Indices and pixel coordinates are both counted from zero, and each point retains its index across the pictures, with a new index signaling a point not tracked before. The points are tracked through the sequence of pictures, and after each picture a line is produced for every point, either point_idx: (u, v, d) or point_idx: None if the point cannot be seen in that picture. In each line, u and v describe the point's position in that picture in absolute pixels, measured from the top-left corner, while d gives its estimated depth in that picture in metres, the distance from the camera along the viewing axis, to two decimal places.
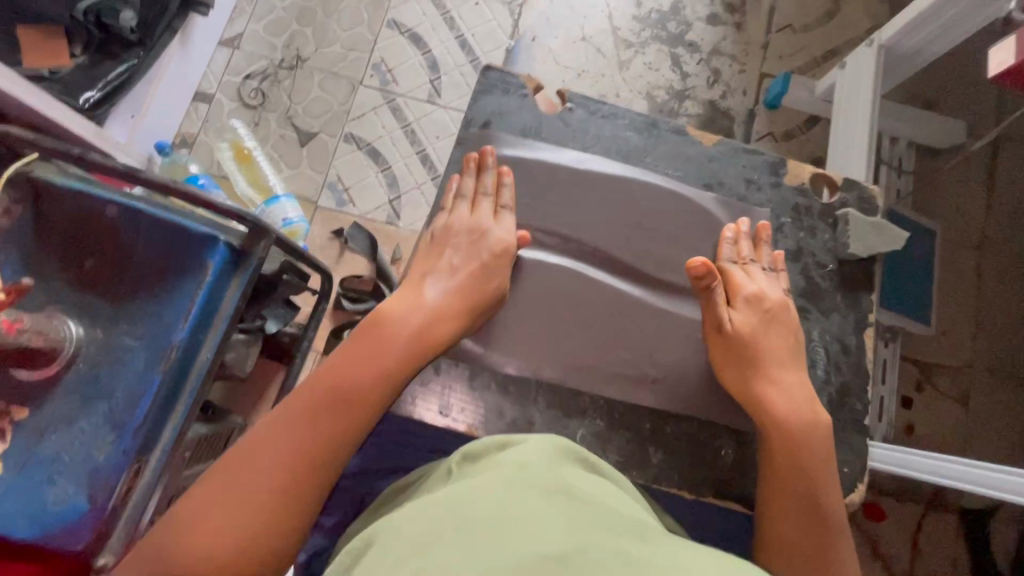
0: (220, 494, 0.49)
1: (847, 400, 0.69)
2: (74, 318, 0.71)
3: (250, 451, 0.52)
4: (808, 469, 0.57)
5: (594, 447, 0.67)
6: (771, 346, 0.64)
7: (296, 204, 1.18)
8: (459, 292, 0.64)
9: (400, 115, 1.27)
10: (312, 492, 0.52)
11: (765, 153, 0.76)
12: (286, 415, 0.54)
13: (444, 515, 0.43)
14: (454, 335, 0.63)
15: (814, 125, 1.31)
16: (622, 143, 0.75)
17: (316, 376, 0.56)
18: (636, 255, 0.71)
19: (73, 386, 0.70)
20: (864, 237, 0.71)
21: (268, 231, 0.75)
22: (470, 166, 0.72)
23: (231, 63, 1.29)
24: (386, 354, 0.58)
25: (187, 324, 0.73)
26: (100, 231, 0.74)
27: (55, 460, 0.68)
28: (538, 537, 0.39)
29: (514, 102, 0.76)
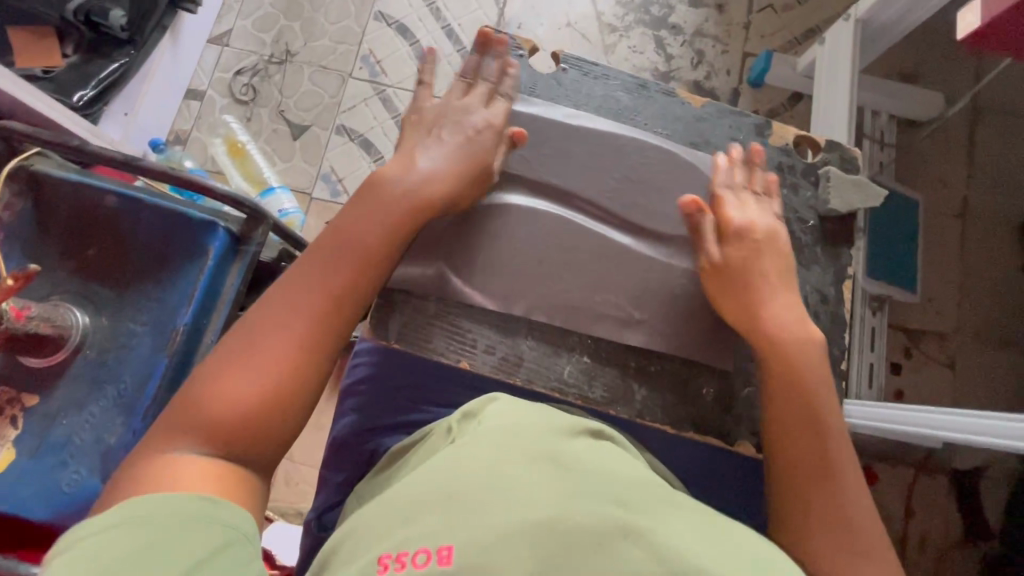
0: (239, 355, 0.50)
1: (828, 348, 0.72)
2: (79, 306, 0.73)
3: (262, 313, 0.52)
4: (801, 390, 0.56)
5: (580, 384, 0.70)
6: (762, 271, 0.63)
7: (291, 196, 1.19)
8: (449, 162, 0.64)
9: (390, 106, 1.29)
10: (327, 347, 0.53)
11: (751, 116, 0.78)
12: (292, 280, 0.54)
13: (435, 485, 0.45)
14: (449, 203, 0.64)
15: (798, 102, 1.34)
16: (613, 104, 0.77)
17: (320, 241, 0.56)
18: (624, 207, 0.73)
19: (81, 372, 0.72)
20: (844, 194, 0.74)
21: (265, 218, 0.77)
22: (482, 46, 0.72)
23: (220, 60, 1.30)
24: (387, 216, 0.58)
25: (191, 308, 0.74)
26: (101, 220, 0.75)
27: (67, 444, 0.70)
28: (528, 502, 0.41)
29: (510, 61, 0.77)
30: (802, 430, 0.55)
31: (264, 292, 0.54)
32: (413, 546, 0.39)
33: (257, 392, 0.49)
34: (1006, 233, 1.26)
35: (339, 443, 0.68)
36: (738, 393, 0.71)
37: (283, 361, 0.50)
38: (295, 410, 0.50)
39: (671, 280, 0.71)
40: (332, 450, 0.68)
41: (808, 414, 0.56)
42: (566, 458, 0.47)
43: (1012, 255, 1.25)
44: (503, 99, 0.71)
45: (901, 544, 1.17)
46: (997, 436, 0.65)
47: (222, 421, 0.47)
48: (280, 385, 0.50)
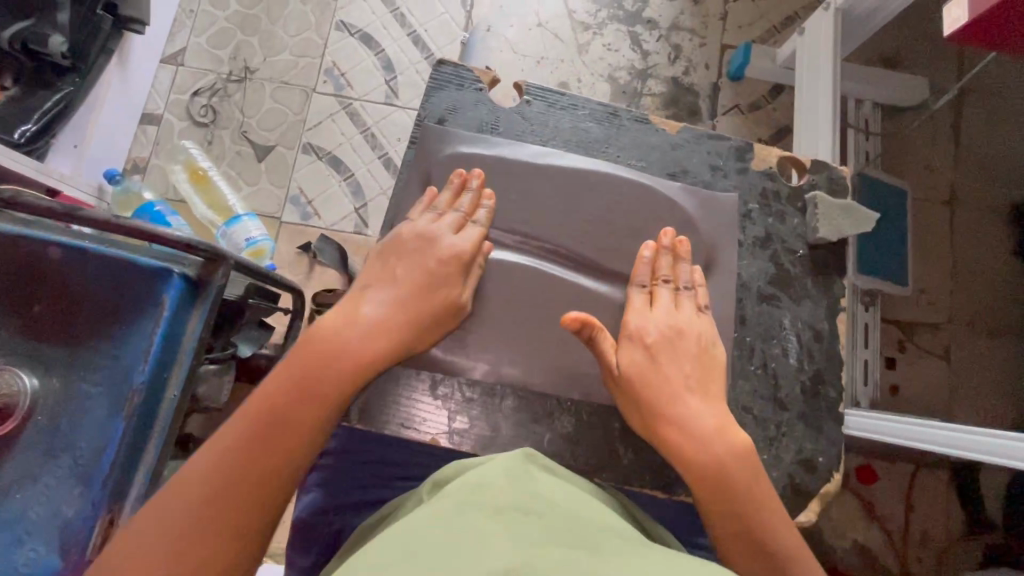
0: (147, 539, 0.47)
1: (823, 389, 0.69)
2: (27, 369, 0.68)
3: (188, 488, 0.49)
4: (740, 513, 0.55)
5: (562, 452, 0.65)
6: (671, 378, 0.61)
7: (259, 222, 1.13)
8: (402, 304, 0.61)
9: (358, 120, 1.23)
10: (255, 533, 0.50)
11: (730, 139, 0.74)
12: (225, 449, 0.51)
13: (398, 544, 0.41)
14: (404, 350, 0.60)
15: (779, 94, 1.30)
16: (581, 134, 0.73)
17: (252, 404, 0.54)
18: (599, 250, 0.69)
19: (33, 441, 0.67)
20: (831, 219, 0.70)
21: (225, 257, 0.71)
22: (453, 182, 0.67)
23: (176, 81, 1.23)
24: (325, 378, 0.56)
25: (147, 364, 0.69)
26: (45, 275, 0.70)
27: (21, 519, 0.66)
28: (487, 553, 0.38)
29: (468, 97, 0.73)
30: (752, 553, 0.54)
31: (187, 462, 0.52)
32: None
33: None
34: (997, 218, 1.24)
35: (303, 525, 0.65)
36: None
37: (201, 550, 0.47)
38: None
39: None
40: (295, 531, 0.65)
41: (748, 531, 0.55)
42: (531, 509, 0.45)
43: (1004, 241, 1.23)
44: (477, 221, 0.66)
45: (904, 542, 1.16)
46: (1002, 456, 0.64)
47: None
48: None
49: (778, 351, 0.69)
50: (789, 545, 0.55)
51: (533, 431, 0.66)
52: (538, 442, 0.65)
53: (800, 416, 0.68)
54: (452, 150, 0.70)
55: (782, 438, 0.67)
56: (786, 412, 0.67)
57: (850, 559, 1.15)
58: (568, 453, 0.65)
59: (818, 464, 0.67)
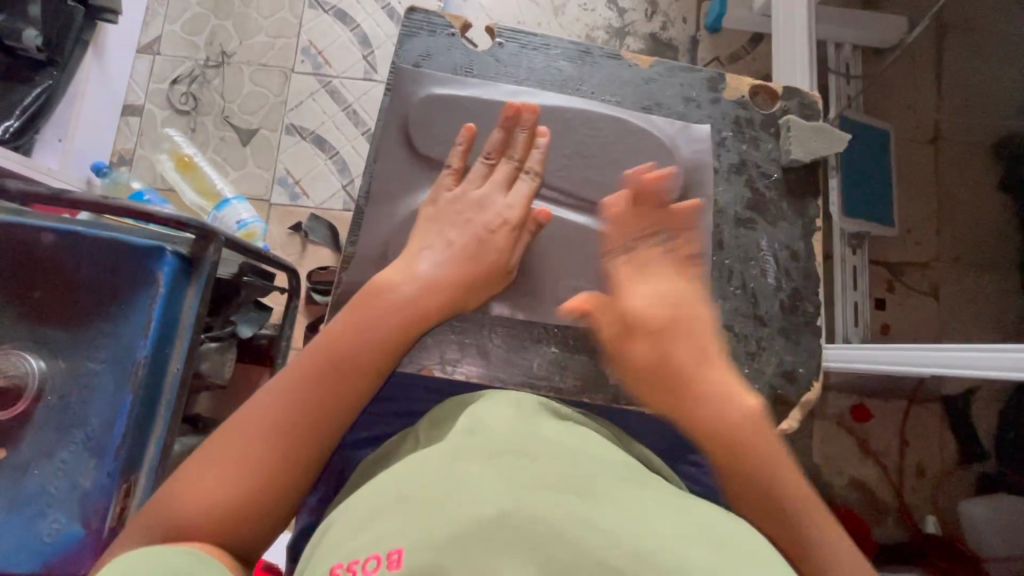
0: (217, 461, 0.47)
1: (802, 305, 0.69)
2: (33, 352, 0.70)
3: (253, 414, 0.50)
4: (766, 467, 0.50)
5: (551, 375, 0.67)
6: (679, 356, 0.56)
7: (248, 205, 1.14)
8: (454, 263, 0.60)
9: (339, 98, 1.24)
10: (309, 471, 0.50)
11: (702, 70, 0.73)
12: (287, 384, 0.51)
13: (388, 491, 0.45)
14: (456, 309, 0.60)
15: (759, 43, 1.29)
16: (554, 74, 0.72)
17: (317, 345, 0.54)
18: (578, 183, 0.69)
19: (45, 419, 0.70)
20: (804, 141, 0.70)
21: (215, 235, 0.73)
22: (506, 117, 0.66)
23: (154, 70, 1.23)
24: (382, 326, 0.55)
25: (149, 339, 0.72)
26: (42, 261, 0.72)
27: (42, 494, 0.68)
28: (476, 499, 0.41)
29: (442, 42, 0.71)
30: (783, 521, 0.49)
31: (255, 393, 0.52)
32: (364, 554, 0.38)
33: (239, 499, 0.46)
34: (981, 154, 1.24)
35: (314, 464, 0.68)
36: None
37: (266, 473, 0.48)
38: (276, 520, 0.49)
39: (632, 254, 0.68)
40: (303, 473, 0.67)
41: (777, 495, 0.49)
42: (523, 451, 0.48)
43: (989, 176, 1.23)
44: (528, 171, 0.66)
45: (898, 475, 1.25)
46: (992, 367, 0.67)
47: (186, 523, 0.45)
48: (258, 500, 0.47)
49: (756, 273, 0.69)
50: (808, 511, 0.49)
51: (523, 357, 0.67)
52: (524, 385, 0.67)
53: (779, 330, 0.68)
54: (426, 93, 0.69)
55: (760, 356, 0.68)
56: (765, 327, 0.68)
57: (848, 496, 1.27)
58: (555, 383, 0.67)
59: (796, 377, 0.68)
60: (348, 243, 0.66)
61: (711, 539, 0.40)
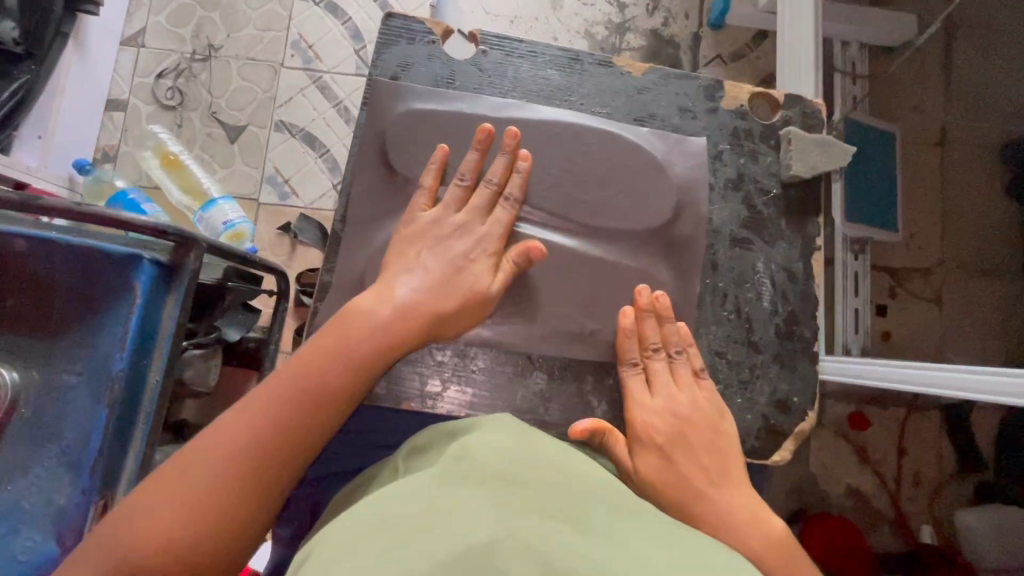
0: (173, 488, 0.45)
1: (798, 330, 0.67)
2: (6, 363, 0.68)
3: (207, 445, 0.47)
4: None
5: (536, 408, 0.64)
6: (692, 473, 0.57)
7: (236, 205, 1.10)
8: (434, 289, 0.58)
9: (330, 94, 1.20)
10: (264, 505, 0.48)
11: (699, 77, 0.70)
12: (245, 412, 0.49)
13: (371, 514, 0.43)
14: (430, 338, 0.58)
15: (763, 40, 1.26)
16: (542, 84, 0.68)
17: (286, 369, 0.52)
18: (564, 204, 0.65)
19: (18, 433, 0.67)
20: (805, 156, 0.66)
21: (195, 241, 0.70)
22: (479, 140, 0.62)
23: (139, 62, 1.19)
24: (354, 353, 0.54)
25: (125, 351, 0.69)
26: (14, 268, 0.69)
27: (15, 511, 0.66)
28: (458, 533, 0.38)
29: (421, 51, 0.68)
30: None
31: (219, 416, 0.50)
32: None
33: (194, 530, 0.44)
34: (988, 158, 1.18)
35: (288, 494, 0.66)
36: None
37: (225, 503, 0.46)
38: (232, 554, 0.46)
39: (627, 272, 0.65)
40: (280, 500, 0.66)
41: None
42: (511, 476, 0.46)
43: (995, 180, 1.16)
44: (509, 195, 0.63)
45: (897, 482, 1.20)
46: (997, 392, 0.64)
47: (138, 554, 0.43)
48: (205, 538, 0.44)
49: (751, 296, 0.67)
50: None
51: (512, 386, 0.64)
52: (510, 410, 0.63)
53: (775, 358, 0.66)
54: (405, 110, 0.65)
55: (755, 381, 0.65)
56: (759, 354, 0.66)
57: (844, 504, 1.20)
58: (541, 417, 0.64)
59: (791, 405, 0.66)
60: (325, 271, 0.63)
61: (710, 571, 0.37)
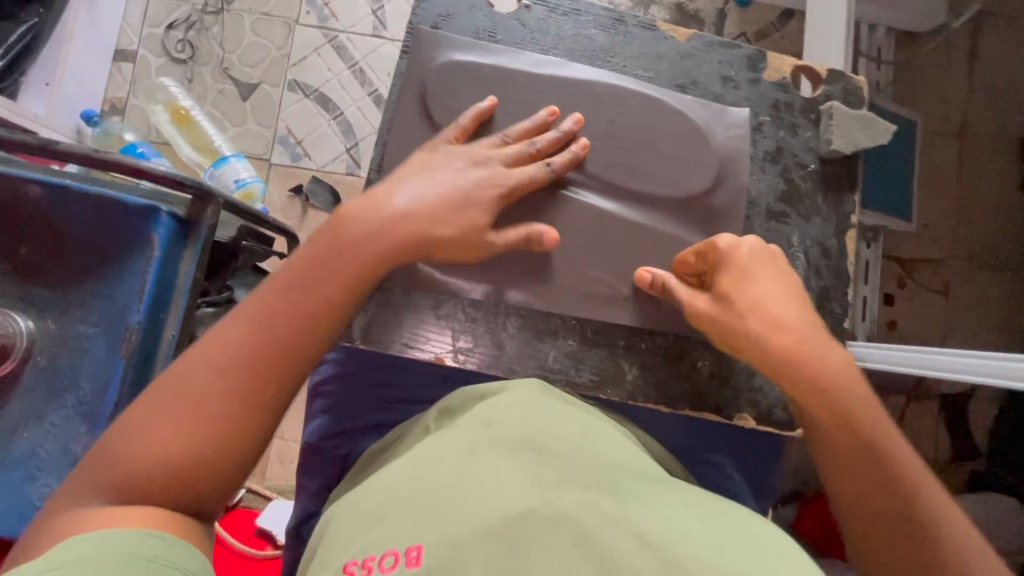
0: (162, 407, 0.43)
1: (829, 305, 0.66)
2: (20, 310, 0.67)
3: (194, 361, 0.44)
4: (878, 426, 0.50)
5: (567, 369, 0.62)
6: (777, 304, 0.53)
7: (247, 164, 1.09)
8: (430, 203, 0.54)
9: (345, 54, 1.17)
10: (259, 420, 0.45)
11: (743, 47, 0.68)
12: (230, 327, 0.46)
13: (404, 482, 0.43)
14: (428, 249, 0.54)
15: (789, 20, 1.23)
16: (584, 44, 0.67)
17: (273, 281, 0.49)
18: (604, 167, 0.63)
19: (34, 380, 0.67)
20: (847, 132, 0.66)
21: (213, 196, 0.69)
22: (547, 118, 0.60)
23: (148, 13, 1.15)
24: (346, 262, 0.50)
25: (142, 305, 0.68)
26: (29, 215, 0.68)
27: (32, 456, 0.67)
28: (501, 498, 0.39)
29: (463, 1, 0.66)
30: (877, 490, 0.48)
31: (206, 334, 0.47)
32: (379, 550, 0.37)
33: (190, 448, 0.42)
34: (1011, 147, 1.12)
35: (312, 449, 0.64)
36: (735, 361, 0.63)
37: (216, 418, 0.43)
38: (229, 469, 0.44)
39: (664, 237, 0.63)
40: (303, 455, 0.64)
41: (873, 455, 0.49)
42: (545, 446, 0.46)
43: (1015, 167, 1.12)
44: (551, 163, 0.59)
45: None
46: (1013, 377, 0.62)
47: (135, 474, 0.41)
48: (197, 458, 0.42)
49: None
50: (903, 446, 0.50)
51: (538, 349, 0.62)
52: (538, 371, 0.62)
53: None
54: (446, 59, 0.63)
55: None
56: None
57: None
58: (572, 378, 0.62)
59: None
60: None
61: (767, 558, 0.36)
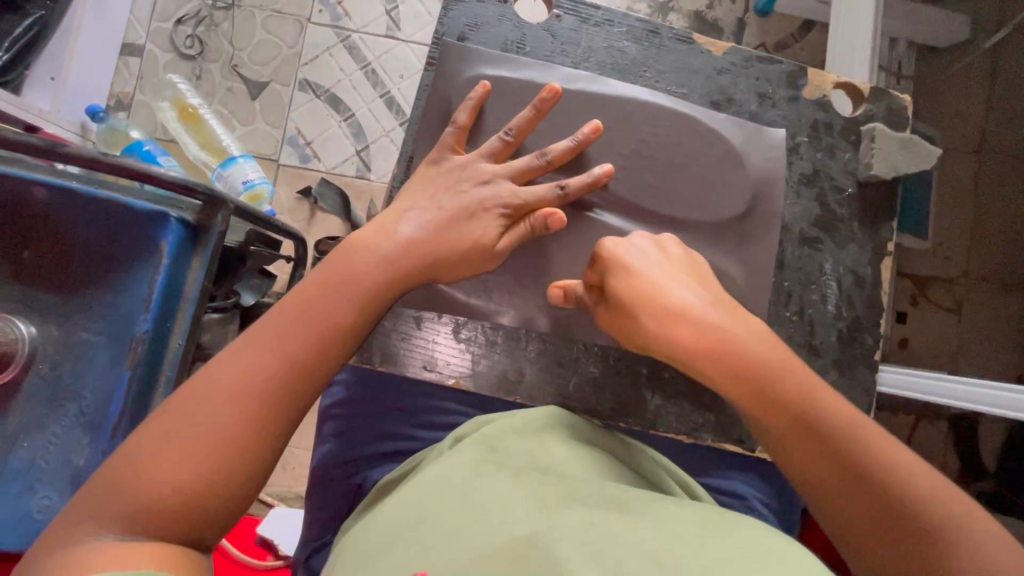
0: (173, 435, 0.40)
1: (860, 336, 0.65)
2: (22, 316, 0.65)
3: (205, 386, 0.42)
4: (819, 401, 0.48)
5: (588, 399, 0.61)
6: (664, 297, 0.52)
7: (255, 164, 1.06)
8: (441, 227, 0.54)
9: (357, 55, 1.15)
10: (271, 443, 0.43)
11: (782, 62, 0.66)
12: (237, 354, 0.44)
13: (408, 509, 0.42)
14: (433, 271, 0.54)
15: (810, 31, 1.21)
16: (617, 56, 0.65)
17: (285, 304, 0.47)
18: (634, 189, 0.61)
19: (35, 389, 0.65)
20: (889, 155, 0.65)
21: (224, 203, 0.67)
22: (586, 138, 0.58)
23: (157, 7, 1.12)
24: (358, 284, 0.50)
25: (149, 313, 0.67)
26: (33, 217, 0.65)
27: (31, 468, 0.64)
28: (509, 518, 0.38)
29: (492, 12, 0.64)
30: (828, 466, 0.46)
31: (214, 357, 0.45)
32: None
33: (204, 475, 0.40)
34: None
35: (322, 477, 0.62)
36: None
37: (231, 444, 0.41)
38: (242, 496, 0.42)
39: None
40: (313, 482, 0.63)
41: (811, 428, 0.47)
42: (551, 469, 0.45)
43: None
44: (565, 186, 0.57)
45: None
46: None
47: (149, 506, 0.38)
48: (207, 487, 0.40)
49: (816, 297, 0.65)
50: (842, 414, 0.47)
51: (558, 375, 0.61)
52: (560, 401, 0.61)
53: (835, 363, 0.64)
54: (475, 74, 0.61)
55: None
56: (821, 358, 0.64)
57: None
58: (593, 408, 0.61)
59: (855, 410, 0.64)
60: None
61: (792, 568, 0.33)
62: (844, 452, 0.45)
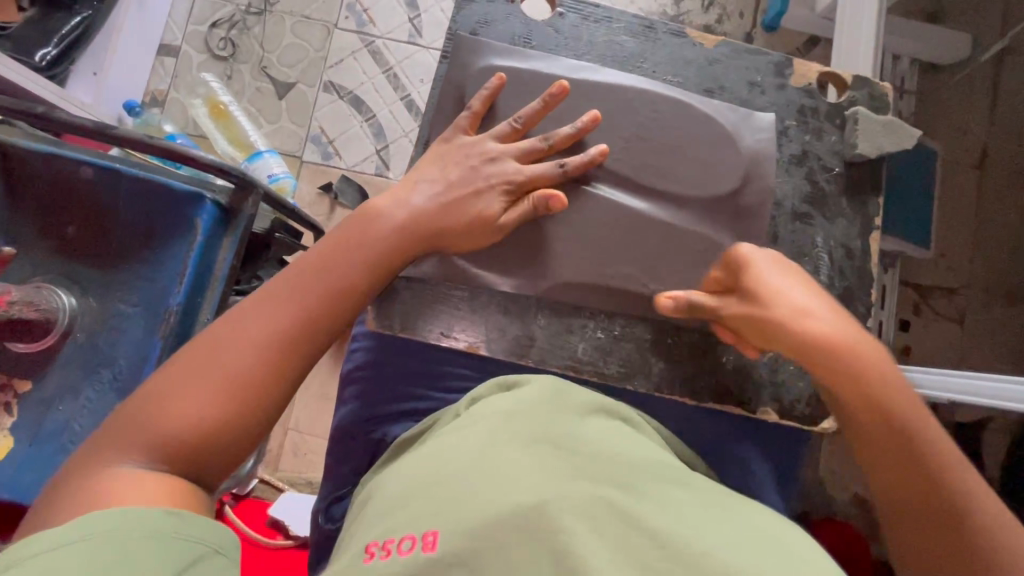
0: (190, 373, 0.45)
1: (854, 304, 0.68)
2: (63, 287, 0.69)
3: (222, 332, 0.47)
4: (920, 424, 0.53)
5: (595, 360, 0.65)
6: (784, 300, 0.56)
7: (280, 159, 1.12)
8: (447, 201, 0.59)
9: (381, 59, 1.20)
10: (281, 384, 0.47)
11: (770, 54, 0.71)
12: (255, 303, 0.49)
13: (424, 469, 0.44)
14: (440, 242, 0.59)
15: (815, 47, 1.26)
16: (616, 50, 0.69)
17: (299, 265, 0.52)
18: (635, 168, 0.65)
19: (73, 355, 0.69)
20: (873, 137, 0.68)
21: (255, 186, 0.71)
22: (586, 125, 0.62)
23: (194, 11, 1.20)
24: (367, 251, 0.55)
25: (182, 289, 0.70)
26: (78, 195, 0.70)
27: (65, 430, 0.68)
28: (515, 485, 0.39)
29: (500, 10, 0.69)
30: (921, 482, 0.51)
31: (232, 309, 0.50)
32: (400, 533, 0.37)
33: (216, 410, 0.44)
34: None
35: (347, 433, 0.66)
36: (761, 362, 0.65)
37: (243, 383, 0.45)
38: (249, 433, 0.46)
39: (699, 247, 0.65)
40: (337, 437, 0.66)
41: (913, 446, 0.52)
42: (562, 441, 0.46)
43: None
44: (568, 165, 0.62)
45: None
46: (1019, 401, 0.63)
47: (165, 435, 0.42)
48: (208, 422, 0.44)
49: (810, 269, 0.68)
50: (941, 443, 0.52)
51: (568, 340, 0.64)
52: (568, 363, 0.64)
53: None
54: (486, 63, 0.65)
55: None
56: None
57: (849, 511, 1.06)
58: (600, 370, 0.64)
59: None
60: None
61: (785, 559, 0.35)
62: (939, 479, 0.51)
